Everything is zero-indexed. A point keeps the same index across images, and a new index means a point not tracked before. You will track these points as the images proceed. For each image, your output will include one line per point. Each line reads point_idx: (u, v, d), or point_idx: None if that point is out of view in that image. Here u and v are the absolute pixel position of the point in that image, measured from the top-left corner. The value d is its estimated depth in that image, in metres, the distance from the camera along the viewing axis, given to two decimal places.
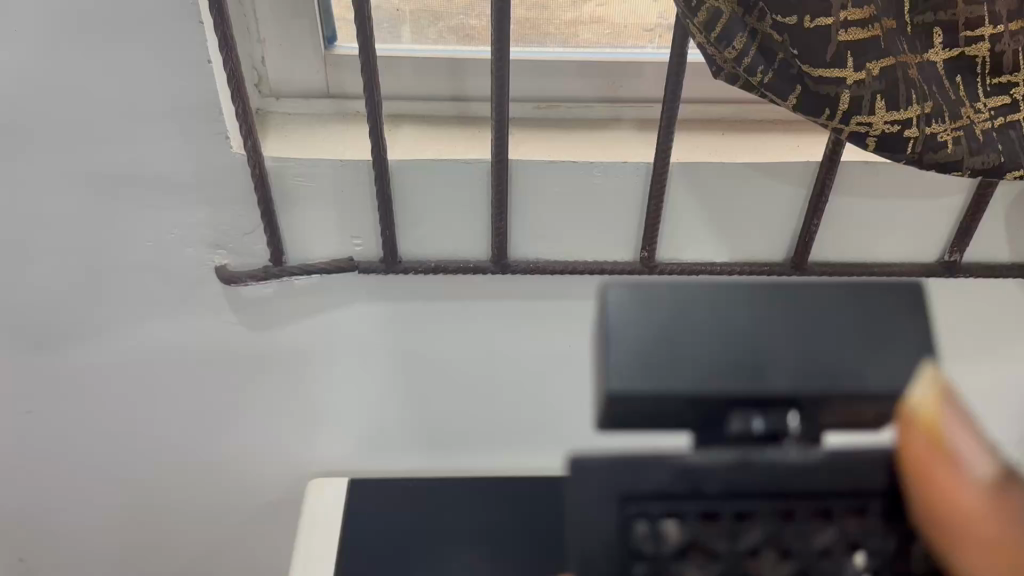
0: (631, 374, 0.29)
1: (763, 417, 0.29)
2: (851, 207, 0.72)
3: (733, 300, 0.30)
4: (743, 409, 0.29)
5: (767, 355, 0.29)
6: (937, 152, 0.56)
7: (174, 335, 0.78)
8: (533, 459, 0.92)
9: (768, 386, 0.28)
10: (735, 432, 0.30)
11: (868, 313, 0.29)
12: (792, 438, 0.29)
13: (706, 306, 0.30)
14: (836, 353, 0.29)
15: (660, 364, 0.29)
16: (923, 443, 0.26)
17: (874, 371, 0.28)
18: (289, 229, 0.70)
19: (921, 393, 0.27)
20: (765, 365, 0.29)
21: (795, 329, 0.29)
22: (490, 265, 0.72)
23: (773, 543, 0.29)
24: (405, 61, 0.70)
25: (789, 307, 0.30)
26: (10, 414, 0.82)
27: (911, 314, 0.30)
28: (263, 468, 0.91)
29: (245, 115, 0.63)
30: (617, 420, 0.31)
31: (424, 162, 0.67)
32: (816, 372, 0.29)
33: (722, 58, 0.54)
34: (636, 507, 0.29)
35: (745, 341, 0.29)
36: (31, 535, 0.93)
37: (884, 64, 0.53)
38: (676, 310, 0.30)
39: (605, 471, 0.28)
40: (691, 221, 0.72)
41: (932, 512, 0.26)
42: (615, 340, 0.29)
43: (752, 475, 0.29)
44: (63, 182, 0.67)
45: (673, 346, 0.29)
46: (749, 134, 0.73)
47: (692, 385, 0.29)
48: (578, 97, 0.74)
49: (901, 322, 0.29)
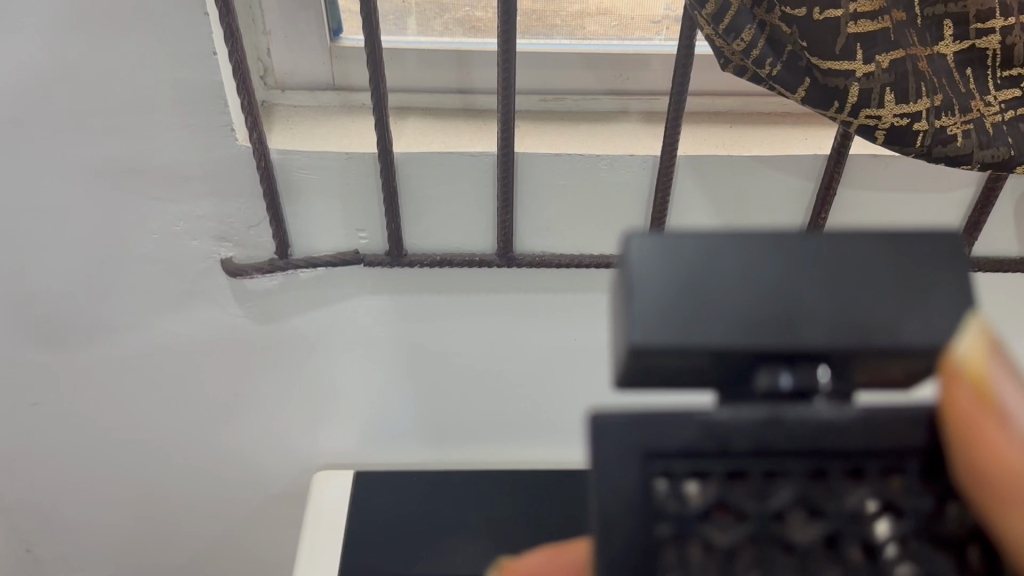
0: (655, 328, 0.26)
1: (792, 374, 0.27)
2: (859, 200, 0.71)
3: (764, 245, 0.27)
4: (772, 364, 0.27)
5: (800, 307, 0.26)
6: (946, 145, 0.55)
7: (180, 327, 0.78)
8: (537, 452, 0.93)
9: (802, 342, 0.26)
10: (762, 389, 0.27)
11: (909, 261, 0.27)
12: (823, 394, 0.28)
13: (736, 253, 0.27)
14: (875, 306, 0.26)
15: (684, 318, 0.26)
16: (970, 400, 0.26)
17: (912, 326, 0.26)
18: (295, 221, 0.70)
19: (967, 344, 0.27)
20: (799, 320, 0.26)
21: (832, 280, 0.26)
22: (495, 259, 0.72)
23: (802, 504, 0.28)
24: (411, 53, 0.70)
25: (827, 254, 0.27)
26: (16, 405, 0.83)
27: (957, 264, 0.27)
28: (269, 459, 0.91)
29: (251, 107, 0.62)
30: (636, 375, 0.29)
31: (429, 155, 0.66)
32: (850, 328, 0.26)
33: (730, 51, 0.53)
34: (660, 464, 0.27)
35: (778, 292, 0.26)
36: (39, 527, 0.94)
37: (893, 56, 0.52)
38: (704, 256, 0.27)
39: (627, 428, 0.27)
40: (697, 214, 0.71)
41: (972, 468, 0.26)
42: (636, 289, 0.26)
43: (781, 432, 0.27)
44: (68, 173, 0.67)
45: (700, 296, 0.26)
46: (757, 127, 0.73)
47: (720, 339, 0.26)
48: (585, 90, 0.74)
49: (947, 273, 0.27)
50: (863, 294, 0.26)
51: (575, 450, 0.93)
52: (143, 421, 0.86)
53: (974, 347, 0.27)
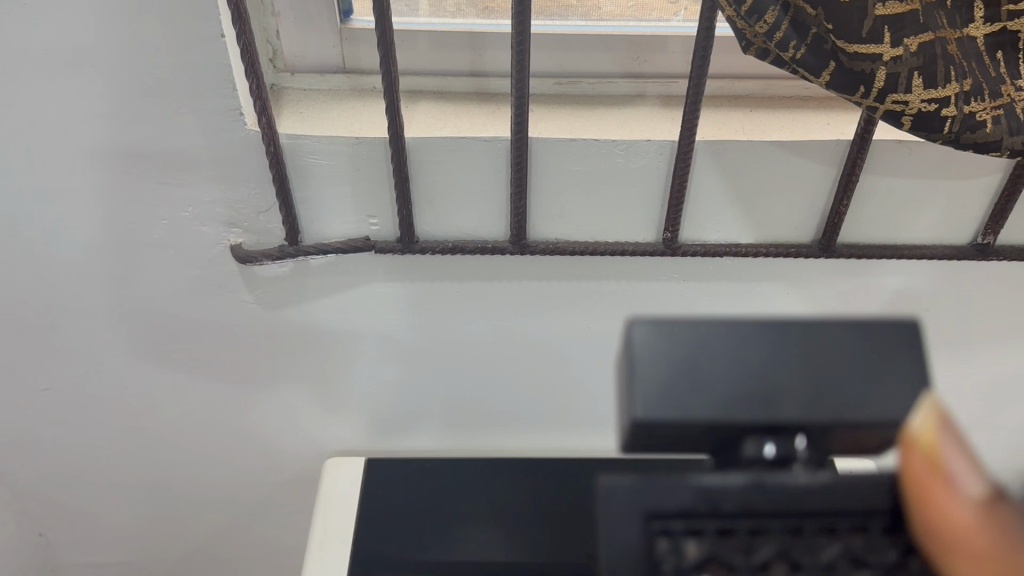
0: (654, 403, 0.29)
1: (775, 443, 0.30)
2: (882, 187, 0.69)
3: (750, 326, 0.30)
4: (757, 434, 0.30)
5: (782, 388, 0.29)
6: (974, 132, 0.53)
7: (190, 313, 0.77)
8: (549, 440, 0.92)
9: (785, 414, 0.29)
10: (748, 455, 0.30)
11: (882, 344, 0.30)
12: (802, 461, 0.30)
13: (728, 333, 0.30)
14: (852, 384, 0.29)
15: (680, 395, 0.29)
16: (922, 465, 0.27)
17: (886, 401, 0.29)
18: (305, 207, 0.69)
19: (921, 420, 0.28)
20: (778, 398, 0.29)
21: (813, 361, 0.29)
22: (507, 246, 0.70)
23: (789, 562, 0.28)
24: (423, 35, 0.69)
25: (807, 337, 0.30)
26: (28, 391, 0.82)
27: (919, 347, 0.30)
28: (280, 446, 0.91)
29: (259, 91, 0.61)
30: (637, 439, 0.31)
31: (440, 139, 0.65)
32: (829, 405, 0.29)
33: (752, 33, 0.52)
34: (659, 525, 0.28)
35: (765, 372, 0.29)
36: (52, 510, 0.94)
37: (921, 39, 0.50)
38: (699, 337, 0.30)
39: (628, 491, 0.28)
40: (716, 202, 0.70)
41: (938, 538, 0.26)
42: (638, 369, 0.29)
43: (771, 496, 0.28)
44: (76, 158, 0.66)
45: (696, 375, 0.29)
46: (778, 112, 0.71)
47: (713, 413, 0.29)
48: (601, 73, 0.72)
49: (914, 355, 0.30)
50: (840, 371, 0.29)
51: (587, 438, 0.92)
52: (154, 406, 0.85)
53: (928, 422, 0.28)
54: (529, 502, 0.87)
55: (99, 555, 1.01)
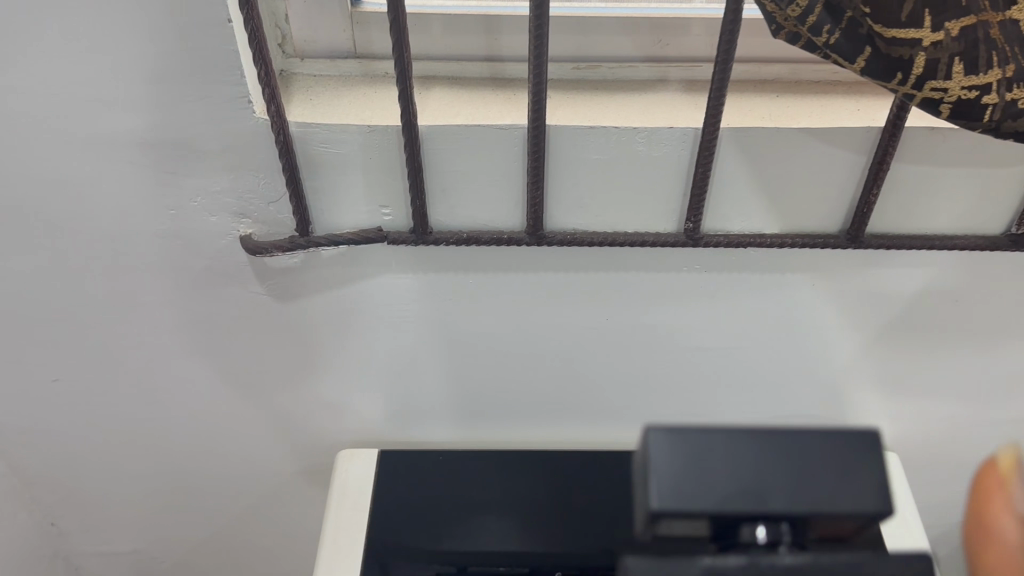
0: (665, 499, 0.38)
1: (766, 529, 0.40)
2: (915, 176, 0.67)
3: (746, 437, 0.39)
4: (752, 523, 0.40)
5: (767, 486, 0.39)
6: (1017, 119, 0.51)
7: (200, 304, 0.76)
8: (564, 432, 0.90)
9: (771, 508, 0.39)
10: (745, 539, 0.40)
11: (849, 452, 0.40)
12: (786, 542, 0.40)
13: (726, 438, 0.39)
14: (824, 483, 0.39)
15: (688, 493, 0.39)
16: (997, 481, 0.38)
17: (850, 499, 0.39)
18: (315, 197, 0.67)
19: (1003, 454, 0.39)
20: (767, 496, 0.39)
21: (793, 465, 0.39)
22: (524, 236, 0.68)
23: None
24: (437, 18, 0.66)
25: (790, 443, 0.40)
26: (37, 382, 0.81)
27: (875, 451, 0.40)
28: (292, 437, 0.90)
29: (268, 78, 0.59)
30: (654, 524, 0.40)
31: (454, 127, 0.63)
32: (806, 502, 0.39)
33: (782, 16, 0.50)
34: None
35: (754, 474, 0.39)
36: (63, 500, 0.93)
37: (964, 22, 0.47)
38: (704, 438, 0.39)
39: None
40: (740, 191, 0.67)
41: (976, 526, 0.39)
42: (653, 470, 0.39)
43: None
44: (81, 148, 0.64)
45: (699, 473, 0.39)
46: (805, 97, 0.68)
47: (715, 507, 0.39)
48: (621, 57, 0.69)
49: (869, 459, 0.40)
50: (815, 471, 0.40)
51: (603, 430, 0.90)
52: (165, 397, 0.84)
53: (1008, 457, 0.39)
54: (541, 494, 0.86)
55: (112, 544, 1.00)
